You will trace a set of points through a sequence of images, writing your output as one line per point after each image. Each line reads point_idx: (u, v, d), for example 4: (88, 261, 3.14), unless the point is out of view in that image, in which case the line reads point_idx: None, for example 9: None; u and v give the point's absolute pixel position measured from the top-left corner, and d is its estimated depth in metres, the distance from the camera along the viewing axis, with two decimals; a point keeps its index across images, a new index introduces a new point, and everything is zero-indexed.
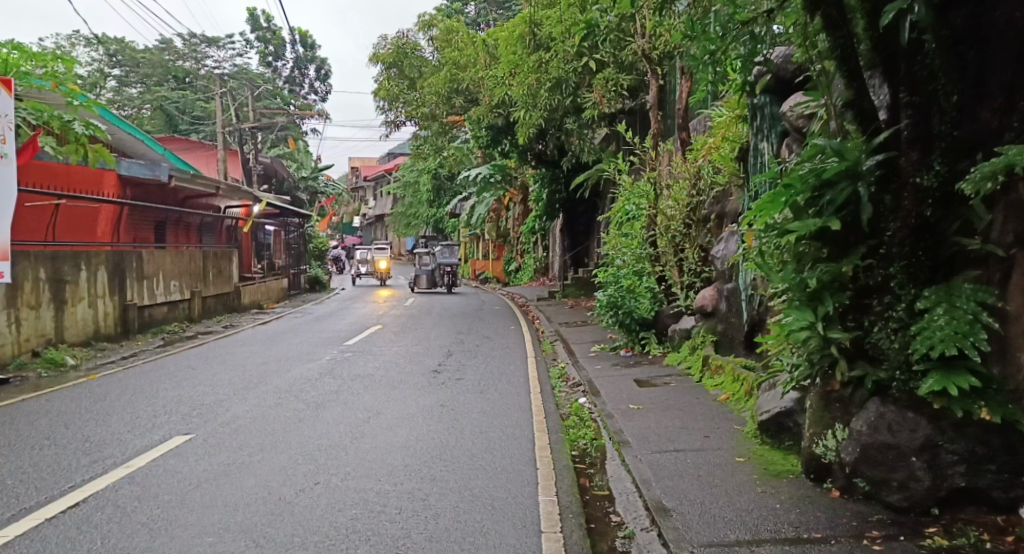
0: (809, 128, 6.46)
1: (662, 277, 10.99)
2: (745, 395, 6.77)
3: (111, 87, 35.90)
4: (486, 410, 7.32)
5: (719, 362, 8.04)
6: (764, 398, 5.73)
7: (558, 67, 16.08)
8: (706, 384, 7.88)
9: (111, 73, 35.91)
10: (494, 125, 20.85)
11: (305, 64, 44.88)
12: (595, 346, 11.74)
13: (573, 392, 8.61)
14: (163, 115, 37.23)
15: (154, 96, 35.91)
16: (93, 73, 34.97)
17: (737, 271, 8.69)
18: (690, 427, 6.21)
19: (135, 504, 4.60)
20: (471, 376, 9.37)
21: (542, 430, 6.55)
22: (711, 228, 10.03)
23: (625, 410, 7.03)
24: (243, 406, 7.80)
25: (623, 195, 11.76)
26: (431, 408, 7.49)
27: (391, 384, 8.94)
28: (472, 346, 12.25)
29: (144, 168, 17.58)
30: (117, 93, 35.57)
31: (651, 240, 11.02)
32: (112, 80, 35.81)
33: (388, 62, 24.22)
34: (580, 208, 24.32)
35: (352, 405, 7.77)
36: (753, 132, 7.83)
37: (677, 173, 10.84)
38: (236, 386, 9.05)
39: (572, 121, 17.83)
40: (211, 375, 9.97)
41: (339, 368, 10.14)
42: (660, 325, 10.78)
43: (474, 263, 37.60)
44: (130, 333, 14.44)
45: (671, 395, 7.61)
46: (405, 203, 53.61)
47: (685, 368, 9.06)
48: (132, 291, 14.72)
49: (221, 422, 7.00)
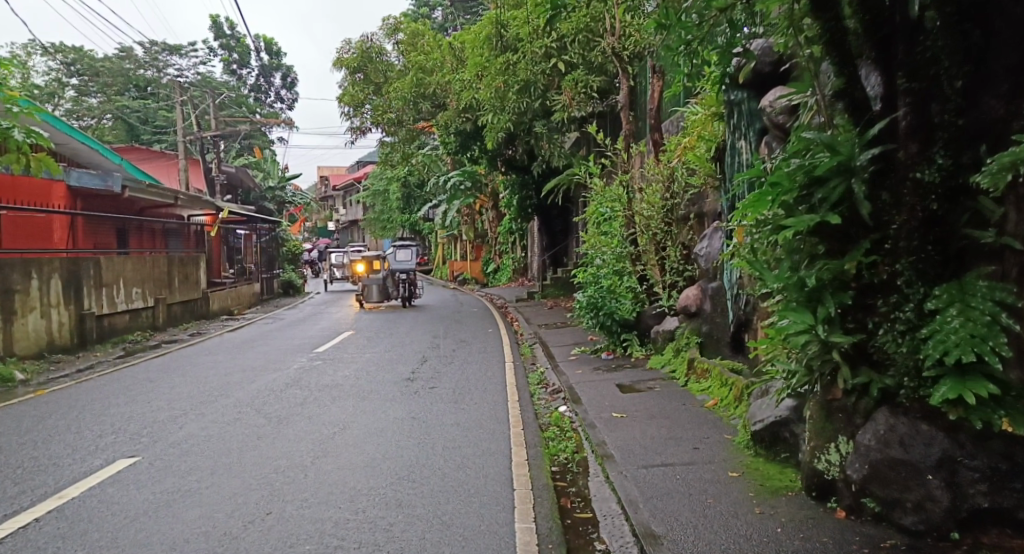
0: (790, 124, 6.06)
1: (642, 276, 10.63)
2: (734, 402, 6.39)
3: (70, 98, 34.53)
4: (462, 421, 6.84)
5: (705, 366, 7.66)
6: (756, 406, 5.35)
7: (527, 68, 15.67)
8: (693, 388, 7.51)
9: (69, 83, 34.53)
10: (463, 131, 20.44)
11: (271, 72, 44.04)
12: (575, 349, 11.31)
13: (552, 400, 8.16)
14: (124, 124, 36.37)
15: (114, 106, 34.82)
16: (50, 83, 33.78)
17: (721, 271, 8.56)
18: (678, 437, 5.80)
19: (57, 544, 4.02)
20: (446, 385, 8.87)
21: (521, 443, 6.09)
22: (692, 226, 9.83)
23: (607, 419, 6.61)
24: (202, 422, 7.19)
25: (597, 197, 11.19)
26: (403, 420, 6.99)
27: (360, 395, 8.40)
28: (446, 352, 11.74)
29: (94, 179, 16.79)
30: (76, 104, 34.42)
31: (632, 238, 10.60)
32: (70, 91, 34.44)
33: (353, 66, 23.53)
34: (554, 211, 23.94)
35: (318, 418, 7.22)
36: (729, 130, 7.29)
37: (649, 175, 10.48)
38: (194, 400, 8.42)
39: (541, 125, 17.36)
40: (167, 389, 9.33)
41: (304, 380, 9.56)
42: (641, 326, 10.38)
43: (452, 264, 36.40)
44: (88, 345, 13.67)
45: (656, 401, 7.21)
46: (376, 211, 52.83)
47: (669, 371, 8.66)
48: (90, 300, 13.96)
49: (172, 442, 6.34)
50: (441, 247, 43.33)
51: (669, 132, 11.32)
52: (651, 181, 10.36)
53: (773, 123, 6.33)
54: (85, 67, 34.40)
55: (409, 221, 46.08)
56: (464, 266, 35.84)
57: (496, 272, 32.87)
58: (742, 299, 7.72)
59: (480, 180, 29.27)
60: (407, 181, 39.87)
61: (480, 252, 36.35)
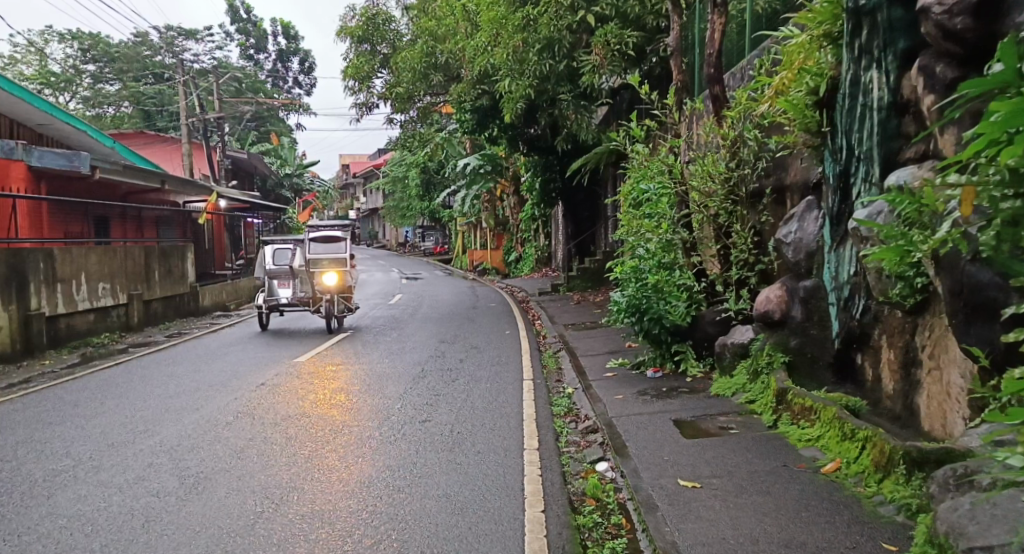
0: (974, 30, 3.77)
1: (699, 270, 8.29)
2: (875, 472, 4.09)
3: (86, 85, 33.22)
4: (453, 497, 4.59)
5: (807, 404, 5.29)
6: (946, 508, 3.07)
7: (549, 22, 13.32)
8: (790, 436, 5.20)
9: (86, 69, 33.17)
10: (480, 107, 18.06)
11: (289, 56, 42.20)
12: (611, 361, 9.07)
13: (584, 445, 5.88)
14: (141, 112, 34.86)
15: (130, 93, 33.27)
16: (67, 70, 32.48)
17: (818, 264, 6.23)
18: (797, 543, 3.53)
19: None
20: (442, 418, 6.67)
21: (539, 547, 3.85)
22: (767, 205, 7.54)
23: (673, 495, 4.36)
24: (88, 484, 5.05)
25: (636, 171, 8.80)
26: (370, 491, 4.76)
27: (324, 435, 6.23)
28: (451, 365, 9.52)
29: (59, 159, 14.84)
30: (94, 92, 33.08)
31: (685, 221, 8.25)
32: (86, 78, 33.10)
33: (357, 36, 21.00)
34: (581, 195, 21.61)
35: (251, 480, 5.06)
36: (854, 55, 4.91)
37: (708, 142, 8.09)
38: (102, 441, 6.27)
39: (568, 92, 14.78)
40: (85, 418, 7.21)
41: (261, 407, 7.41)
42: (697, 334, 8.07)
43: (471, 253, 33.89)
44: (36, 351, 11.74)
45: (740, 456, 4.93)
46: (395, 199, 50.57)
47: (746, 402, 6.35)
48: (40, 297, 12.03)
49: (14, 531, 4.21)
50: (460, 236, 40.95)
51: (731, 88, 8.87)
52: (709, 147, 7.99)
53: (944, 31, 3.93)
54: (99, 53, 32.79)
55: (429, 208, 43.77)
56: (485, 256, 33.41)
57: (518, 263, 30.44)
58: (857, 305, 5.47)
59: (500, 162, 26.86)
60: (426, 166, 37.57)
61: (501, 241, 33.81)
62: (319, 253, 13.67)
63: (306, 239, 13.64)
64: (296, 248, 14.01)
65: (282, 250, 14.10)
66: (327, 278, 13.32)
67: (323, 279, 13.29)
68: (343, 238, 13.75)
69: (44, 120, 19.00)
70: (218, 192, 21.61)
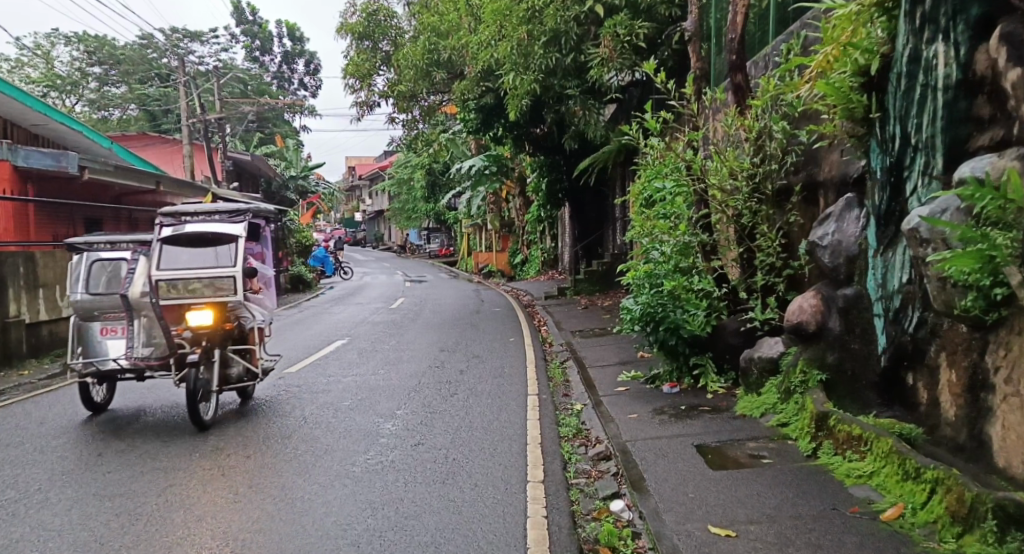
0: None
1: (720, 276, 7.57)
2: (952, 523, 3.39)
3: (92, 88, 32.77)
4: (441, 547, 3.92)
5: (855, 432, 4.57)
6: None
7: (554, 13, 12.65)
8: (836, 470, 4.51)
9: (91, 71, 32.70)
10: (484, 106, 17.34)
11: (294, 58, 41.66)
12: (622, 374, 8.36)
13: (596, 476, 5.19)
14: (145, 114, 34.33)
15: (135, 95, 32.77)
16: (71, 72, 32.03)
17: (860, 269, 5.53)
18: None
19: None
20: (437, 442, 6.00)
21: None
22: (795, 204, 6.84)
23: (706, 546, 3.67)
24: (26, 526, 4.40)
25: (651, 168, 8.08)
26: (347, 537, 4.11)
27: (301, 462, 5.56)
28: (451, 378, 8.83)
29: (45, 158, 14.21)
30: (98, 94, 32.60)
31: (704, 221, 7.55)
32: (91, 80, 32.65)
33: (358, 32, 20.28)
34: (587, 195, 20.85)
35: (212, 521, 4.41)
36: (915, 28, 4.24)
37: (730, 135, 7.38)
38: (56, 469, 5.60)
39: (575, 87, 14.09)
40: (50, 440, 6.57)
41: (240, 426, 6.76)
42: (718, 346, 7.39)
43: (477, 255, 33.23)
44: (16, 360, 11.12)
45: (779, 495, 4.22)
46: (400, 201, 49.92)
47: (778, 425, 5.64)
48: (21, 303, 11.42)
49: None
50: (465, 238, 40.31)
51: (754, 78, 8.15)
52: (732, 141, 7.30)
53: None
54: (104, 55, 32.31)
55: (434, 210, 43.13)
56: (490, 258, 32.71)
57: (524, 265, 29.75)
58: (910, 318, 4.76)
59: (506, 163, 26.16)
60: (431, 167, 36.94)
61: (507, 243, 33.10)
62: (182, 271, 6.84)
63: (162, 244, 7.06)
64: (140, 255, 7.03)
65: (114, 262, 7.06)
66: (198, 319, 6.77)
67: (190, 322, 6.74)
68: (236, 237, 7.12)
69: (39, 121, 18.44)
70: (215, 193, 20.93)
